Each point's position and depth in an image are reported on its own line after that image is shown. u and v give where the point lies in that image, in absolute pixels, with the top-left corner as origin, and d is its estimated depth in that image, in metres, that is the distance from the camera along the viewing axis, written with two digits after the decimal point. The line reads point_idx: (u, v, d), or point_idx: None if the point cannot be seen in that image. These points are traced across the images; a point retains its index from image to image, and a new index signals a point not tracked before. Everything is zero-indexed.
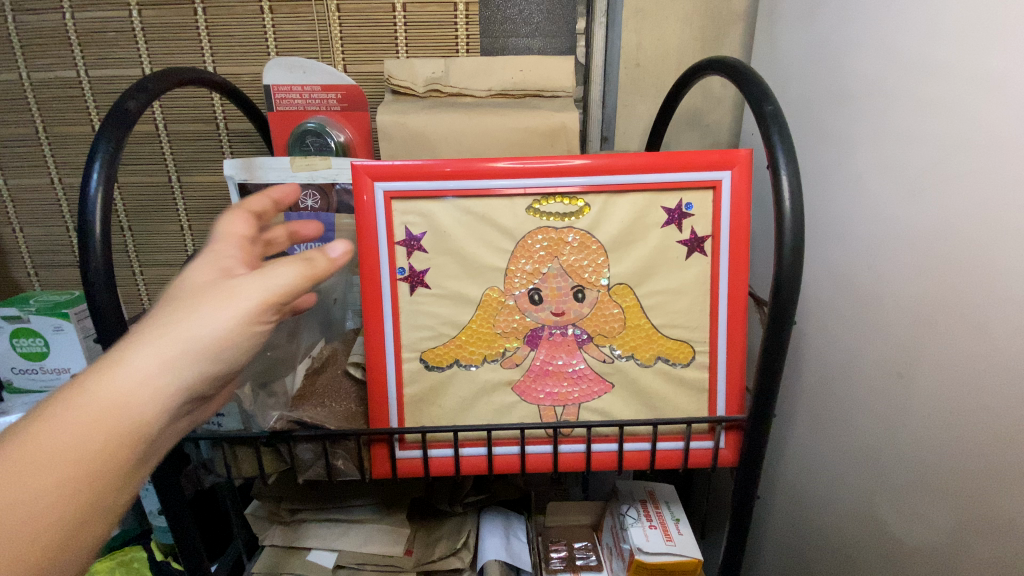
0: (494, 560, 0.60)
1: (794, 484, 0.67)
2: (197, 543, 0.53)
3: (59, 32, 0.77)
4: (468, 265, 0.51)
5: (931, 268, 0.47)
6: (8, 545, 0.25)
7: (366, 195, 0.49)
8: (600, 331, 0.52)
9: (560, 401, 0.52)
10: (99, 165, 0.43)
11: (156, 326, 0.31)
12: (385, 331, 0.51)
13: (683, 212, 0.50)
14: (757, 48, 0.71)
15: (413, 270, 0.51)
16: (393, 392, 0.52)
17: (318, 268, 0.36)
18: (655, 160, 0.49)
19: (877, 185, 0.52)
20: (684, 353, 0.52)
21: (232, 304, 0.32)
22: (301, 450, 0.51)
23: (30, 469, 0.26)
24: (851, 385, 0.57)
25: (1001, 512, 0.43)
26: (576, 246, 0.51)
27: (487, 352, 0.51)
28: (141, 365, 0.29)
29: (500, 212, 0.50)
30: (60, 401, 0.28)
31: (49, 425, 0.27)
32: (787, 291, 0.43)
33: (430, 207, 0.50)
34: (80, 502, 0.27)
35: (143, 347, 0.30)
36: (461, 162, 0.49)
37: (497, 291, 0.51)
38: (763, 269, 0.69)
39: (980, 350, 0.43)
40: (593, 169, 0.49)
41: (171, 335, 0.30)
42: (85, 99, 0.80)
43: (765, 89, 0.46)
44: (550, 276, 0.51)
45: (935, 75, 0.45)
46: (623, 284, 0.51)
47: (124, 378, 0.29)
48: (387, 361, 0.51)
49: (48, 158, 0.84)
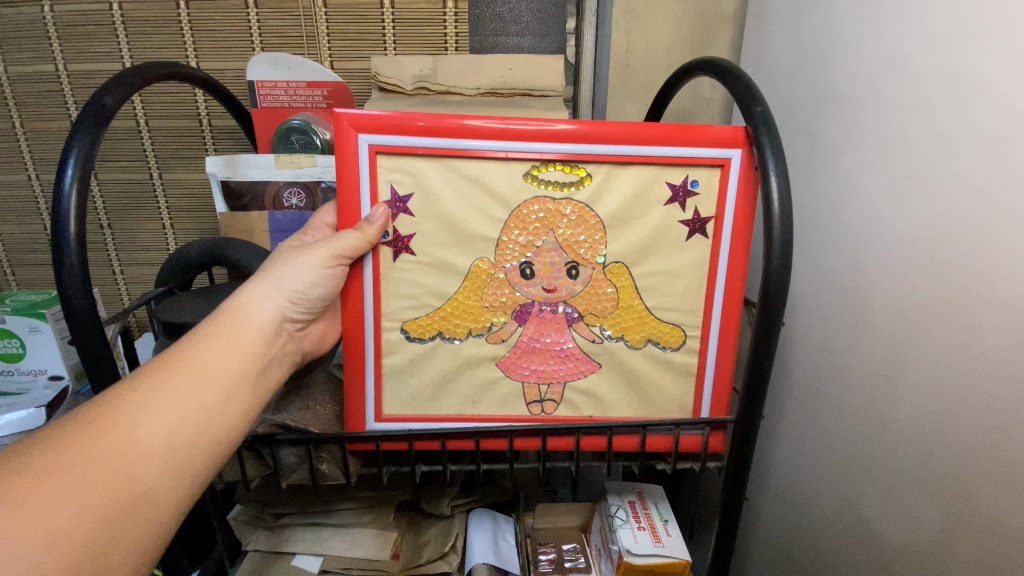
0: (482, 563, 0.60)
1: (783, 483, 0.67)
2: (179, 554, 0.53)
3: (37, 25, 0.75)
4: (456, 232, 0.49)
5: (924, 272, 0.47)
6: (168, 396, 0.37)
7: (351, 149, 0.47)
8: (591, 310, 0.51)
9: (546, 379, 0.52)
10: (74, 163, 0.42)
11: (264, 274, 0.46)
12: (365, 299, 0.49)
13: (688, 189, 0.49)
14: (745, 50, 0.71)
15: (398, 234, 0.49)
16: (372, 364, 0.51)
17: (368, 233, 0.47)
18: (665, 132, 0.48)
19: (864, 186, 0.52)
20: (676, 336, 0.52)
21: (310, 253, 0.45)
22: (285, 454, 0.51)
23: (185, 352, 0.40)
24: (841, 388, 0.57)
25: (985, 512, 0.43)
26: (574, 219, 0.49)
27: (473, 326, 0.51)
28: (255, 297, 0.44)
29: (495, 176, 0.48)
30: (209, 322, 0.42)
31: (199, 332, 0.41)
32: (775, 293, 0.43)
33: (421, 167, 0.48)
34: (206, 381, 0.39)
35: (256, 288, 0.45)
36: (433, 117, 0.46)
37: (486, 262, 0.50)
38: (752, 269, 0.69)
39: (968, 353, 0.44)
40: (576, 135, 0.47)
41: (275, 276, 0.45)
42: (63, 93, 0.78)
43: (753, 89, 0.46)
44: (544, 250, 0.50)
45: (923, 76, 0.46)
46: (620, 263, 0.50)
47: (251, 303, 0.44)
48: (366, 332, 0.50)
49: (25, 155, 0.82)
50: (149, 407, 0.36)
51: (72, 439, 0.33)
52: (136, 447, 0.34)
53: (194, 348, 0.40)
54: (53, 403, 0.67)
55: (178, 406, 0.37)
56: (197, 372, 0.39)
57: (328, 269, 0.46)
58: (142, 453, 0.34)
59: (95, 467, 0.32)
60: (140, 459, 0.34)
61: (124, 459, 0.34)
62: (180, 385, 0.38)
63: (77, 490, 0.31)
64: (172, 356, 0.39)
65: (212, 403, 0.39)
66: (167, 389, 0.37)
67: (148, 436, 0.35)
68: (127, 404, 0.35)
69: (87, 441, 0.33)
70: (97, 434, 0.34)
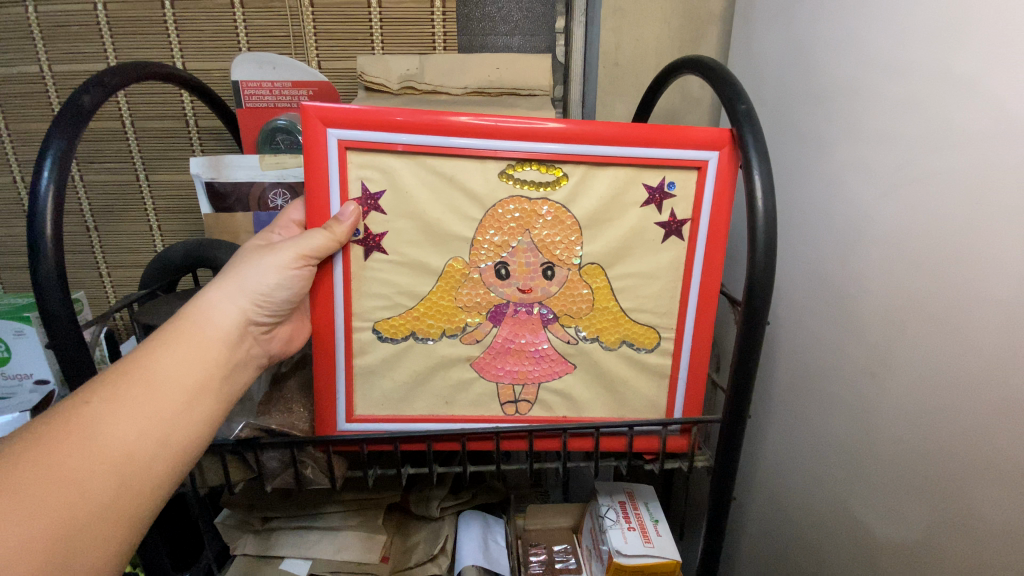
0: (471, 564, 0.60)
1: (771, 483, 0.67)
2: (164, 558, 0.52)
3: (21, 26, 0.74)
4: (431, 231, 0.48)
5: (909, 271, 0.47)
6: (130, 403, 0.36)
7: (320, 143, 0.46)
8: (566, 311, 0.51)
9: (520, 380, 0.52)
10: (51, 165, 0.41)
11: (229, 275, 0.45)
12: (335, 300, 0.49)
13: (665, 191, 0.49)
14: (733, 50, 0.71)
15: (369, 233, 0.48)
16: (342, 361, 0.50)
17: (337, 232, 0.46)
18: (641, 132, 0.47)
19: (849, 186, 0.52)
20: (650, 338, 0.52)
21: (277, 255, 0.45)
22: (267, 458, 0.50)
23: (144, 357, 0.39)
24: (827, 387, 0.57)
25: (968, 508, 0.43)
26: (550, 220, 0.49)
27: (447, 326, 0.50)
28: (219, 299, 0.43)
29: (469, 174, 0.47)
30: (171, 326, 0.41)
31: (160, 336, 0.40)
32: (760, 292, 0.43)
33: (394, 164, 0.47)
34: (168, 386, 0.38)
35: (220, 290, 0.44)
36: (415, 112, 0.45)
37: (460, 262, 0.49)
38: (738, 270, 0.69)
39: (949, 351, 0.44)
40: (563, 135, 0.46)
41: (239, 278, 0.44)
42: (48, 94, 0.77)
43: (738, 89, 0.46)
44: (520, 250, 0.49)
45: (910, 75, 0.45)
46: (595, 264, 0.50)
47: (215, 306, 0.43)
48: (336, 330, 0.50)
49: (10, 156, 0.81)
50: (103, 420, 0.35)
51: (29, 451, 0.32)
52: (96, 459, 0.34)
53: (155, 354, 0.39)
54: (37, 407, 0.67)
55: (136, 418, 0.36)
56: (154, 380, 0.38)
57: (295, 270, 0.46)
58: (103, 465, 0.34)
59: (50, 481, 0.32)
60: (99, 472, 0.34)
61: (81, 471, 0.33)
62: (141, 392, 0.37)
63: (31, 506, 0.31)
64: (127, 365, 0.38)
65: (172, 414, 0.38)
66: (126, 397, 0.37)
67: (110, 446, 0.35)
68: (80, 420, 0.35)
69: (39, 454, 0.32)
70: (55, 445, 0.33)
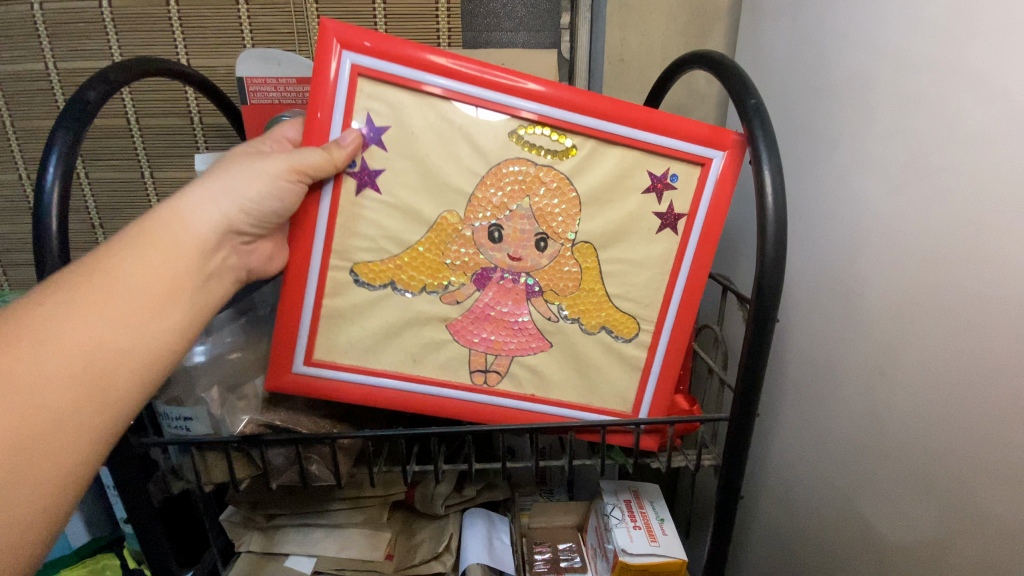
0: (476, 563, 0.60)
1: (778, 482, 0.66)
2: (170, 558, 0.52)
3: (26, 23, 0.74)
4: (430, 179, 0.48)
5: (920, 267, 0.46)
6: (89, 306, 0.33)
7: (334, 61, 0.44)
8: (552, 287, 0.51)
9: (494, 350, 0.51)
10: (56, 161, 0.41)
11: (210, 178, 0.42)
12: (317, 232, 0.48)
13: (667, 183, 0.49)
14: (740, 45, 0.71)
15: (365, 166, 0.47)
16: (311, 300, 0.49)
17: (336, 156, 0.45)
18: (650, 117, 0.47)
19: (858, 181, 0.52)
20: (630, 327, 0.52)
21: (268, 165, 0.42)
22: (273, 454, 0.50)
23: (109, 258, 0.35)
24: (836, 385, 0.56)
25: (981, 509, 0.43)
26: (552, 189, 0.48)
27: (429, 280, 0.50)
28: (197, 200, 0.40)
29: (479, 128, 0.47)
30: (139, 224, 0.38)
31: (129, 236, 0.37)
32: (770, 289, 0.42)
33: (401, 99, 0.46)
34: (131, 290, 0.35)
35: (199, 191, 0.40)
36: (429, 50, 0.45)
37: (455, 216, 0.48)
38: (747, 266, 0.69)
39: (959, 349, 0.43)
40: (542, 98, 0.46)
41: (226, 182, 0.42)
42: (53, 91, 0.77)
43: (747, 82, 0.45)
44: (516, 216, 0.49)
45: (918, 69, 0.45)
46: (588, 244, 0.50)
47: (194, 206, 0.40)
48: (311, 267, 0.48)
49: (16, 153, 0.81)
50: (59, 326, 0.32)
51: None
52: (48, 364, 0.31)
53: (120, 253, 0.36)
54: None
55: (98, 323, 0.33)
56: (116, 286, 0.35)
57: (287, 182, 0.43)
58: (55, 374, 0.31)
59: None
60: (51, 381, 0.31)
61: (32, 381, 0.30)
62: (102, 295, 0.34)
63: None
64: (85, 270, 0.34)
65: (136, 321, 0.35)
66: (85, 298, 0.33)
67: (67, 352, 0.32)
68: (32, 319, 0.32)
69: None
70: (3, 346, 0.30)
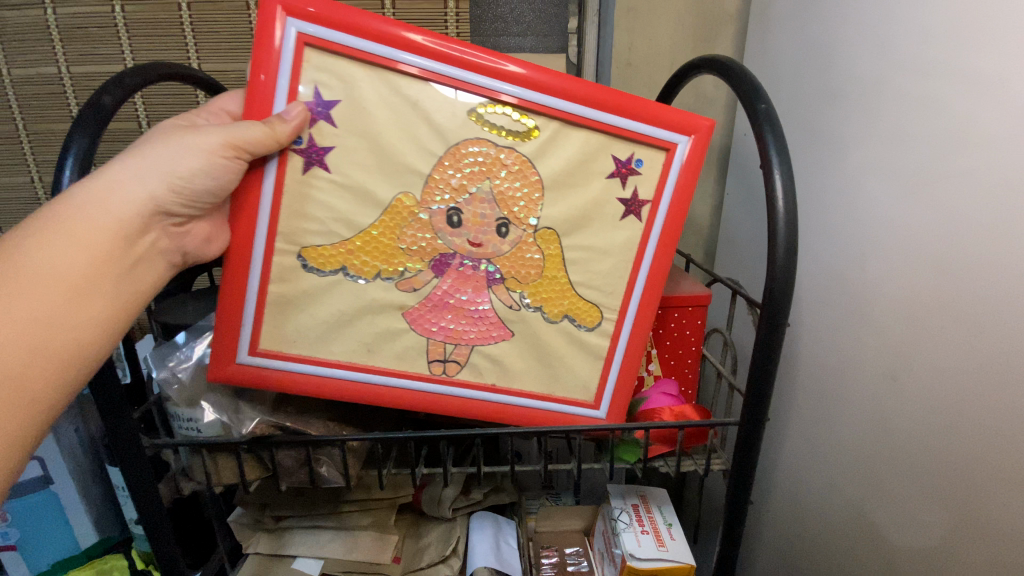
0: (482, 567, 0.59)
1: (787, 488, 0.66)
2: (179, 559, 0.52)
3: (40, 28, 0.75)
4: (383, 158, 0.46)
5: (932, 272, 0.46)
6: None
7: (280, 29, 0.42)
8: (514, 275, 0.49)
9: (453, 339, 0.50)
10: (72, 165, 0.42)
11: (138, 152, 0.40)
12: (259, 214, 0.46)
13: (631, 168, 0.49)
14: (748, 49, 0.71)
15: (313, 143, 0.45)
16: (255, 286, 0.47)
17: (278, 131, 0.43)
18: (620, 100, 0.46)
19: (868, 186, 0.52)
20: (593, 316, 0.51)
21: (201, 141, 0.40)
22: (282, 457, 0.50)
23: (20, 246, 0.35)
24: (846, 390, 0.56)
25: (995, 518, 0.43)
26: (513, 172, 0.47)
27: (382, 266, 0.48)
28: (120, 180, 0.39)
29: (437, 106, 0.45)
30: (57, 206, 0.37)
31: (45, 220, 0.36)
32: (780, 293, 0.42)
33: (354, 72, 0.44)
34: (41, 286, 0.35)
35: (124, 169, 0.39)
36: (384, 23, 0.43)
37: (410, 199, 0.47)
38: (757, 271, 0.68)
39: (972, 355, 0.43)
40: (523, 81, 0.45)
41: (152, 157, 0.40)
42: (66, 95, 0.78)
43: (757, 86, 0.45)
44: (476, 199, 0.48)
45: (929, 73, 0.45)
46: (551, 229, 0.49)
47: (116, 186, 0.39)
48: (254, 246, 0.46)
49: (28, 156, 0.82)
50: None
51: None
52: None
53: (30, 241, 0.35)
54: None
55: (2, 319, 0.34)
56: (24, 278, 0.35)
57: (221, 158, 0.41)
58: None
59: None
60: None
61: None
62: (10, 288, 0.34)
63: None
64: None
65: (46, 317, 0.35)
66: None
67: None
68: None
69: None
70: None
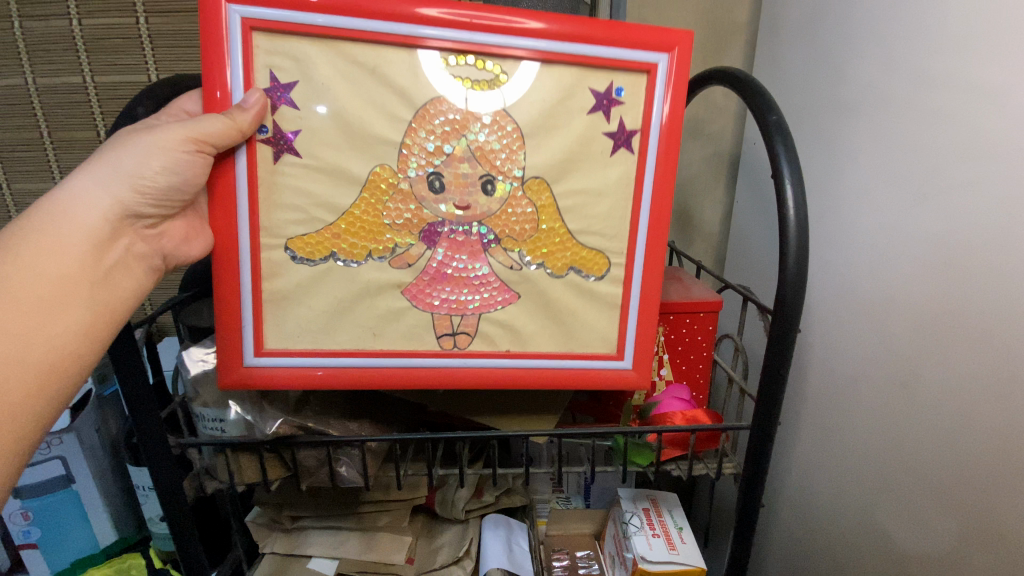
0: (495, 568, 0.60)
1: (796, 493, 0.67)
2: (202, 557, 0.54)
3: (66, 38, 0.77)
4: (352, 134, 0.45)
5: (942, 279, 0.46)
6: None
7: (221, 26, 0.42)
8: (508, 234, 0.49)
9: (457, 310, 0.49)
10: None
11: (96, 159, 0.41)
12: (239, 215, 0.45)
13: (613, 98, 0.47)
14: (757, 59, 0.72)
15: (278, 130, 0.45)
16: (247, 283, 0.47)
17: (239, 120, 0.43)
18: (591, 31, 0.45)
19: (877, 196, 0.53)
20: (599, 264, 0.50)
21: (161, 139, 0.41)
22: (305, 456, 0.51)
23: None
24: (856, 396, 0.56)
25: (1003, 522, 0.43)
26: (489, 126, 0.46)
27: (372, 246, 0.47)
28: (83, 188, 0.40)
29: (396, 67, 0.45)
30: (26, 220, 0.38)
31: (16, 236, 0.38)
32: (792, 299, 0.43)
33: (308, 50, 0.44)
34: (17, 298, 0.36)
35: (85, 178, 0.40)
36: None
37: (388, 169, 0.46)
38: (768, 278, 0.69)
39: (983, 361, 0.44)
40: (548, 36, 0.45)
41: (111, 160, 0.40)
42: (90, 104, 0.81)
43: (769, 99, 0.46)
44: (454, 159, 0.47)
45: (937, 84, 0.46)
46: (539, 178, 0.48)
47: (78, 194, 0.40)
48: (241, 250, 0.46)
49: (51, 162, 0.84)
50: None
51: None
52: None
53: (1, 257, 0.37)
54: (80, 404, 0.69)
55: None
56: None
57: (182, 153, 0.42)
58: None
59: None
60: None
61: None
62: None
63: None
64: None
65: (23, 329, 0.36)
66: None
67: None
68: None
69: None
70: None
